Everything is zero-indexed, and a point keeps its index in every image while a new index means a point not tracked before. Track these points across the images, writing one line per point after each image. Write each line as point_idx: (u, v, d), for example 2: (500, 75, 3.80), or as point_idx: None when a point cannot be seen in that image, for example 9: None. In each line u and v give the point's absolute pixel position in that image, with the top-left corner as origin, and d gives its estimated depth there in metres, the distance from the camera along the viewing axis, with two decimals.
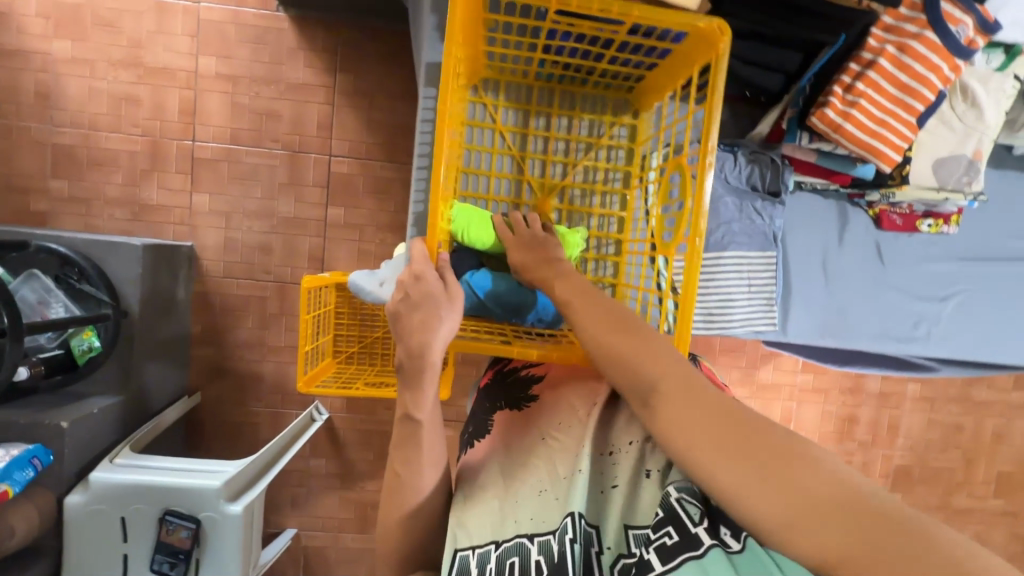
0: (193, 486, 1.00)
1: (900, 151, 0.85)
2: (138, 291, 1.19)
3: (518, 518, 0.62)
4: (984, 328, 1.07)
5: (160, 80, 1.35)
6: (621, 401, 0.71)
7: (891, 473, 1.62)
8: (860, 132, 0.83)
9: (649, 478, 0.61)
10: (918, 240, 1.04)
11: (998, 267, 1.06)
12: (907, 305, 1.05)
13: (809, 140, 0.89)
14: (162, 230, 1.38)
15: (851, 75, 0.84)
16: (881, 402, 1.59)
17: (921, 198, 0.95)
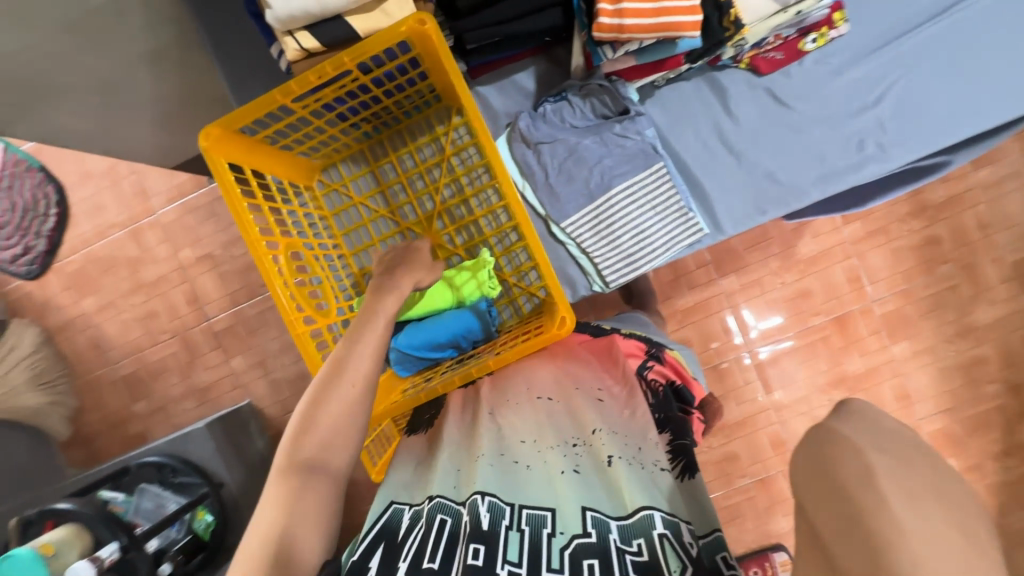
0: None
1: (696, 11, 0.81)
2: (222, 465, 1.36)
3: (457, 484, 0.73)
4: (940, 103, 0.95)
5: (162, 288, 1.56)
6: (595, 393, 0.79)
7: (1014, 274, 1.37)
8: (643, 18, 0.80)
9: (611, 465, 0.69)
10: (812, 62, 0.98)
11: (913, 36, 0.96)
12: (839, 129, 0.98)
13: (612, 50, 0.87)
14: (223, 401, 1.58)
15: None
16: (955, 207, 1.36)
17: (771, 25, 0.90)
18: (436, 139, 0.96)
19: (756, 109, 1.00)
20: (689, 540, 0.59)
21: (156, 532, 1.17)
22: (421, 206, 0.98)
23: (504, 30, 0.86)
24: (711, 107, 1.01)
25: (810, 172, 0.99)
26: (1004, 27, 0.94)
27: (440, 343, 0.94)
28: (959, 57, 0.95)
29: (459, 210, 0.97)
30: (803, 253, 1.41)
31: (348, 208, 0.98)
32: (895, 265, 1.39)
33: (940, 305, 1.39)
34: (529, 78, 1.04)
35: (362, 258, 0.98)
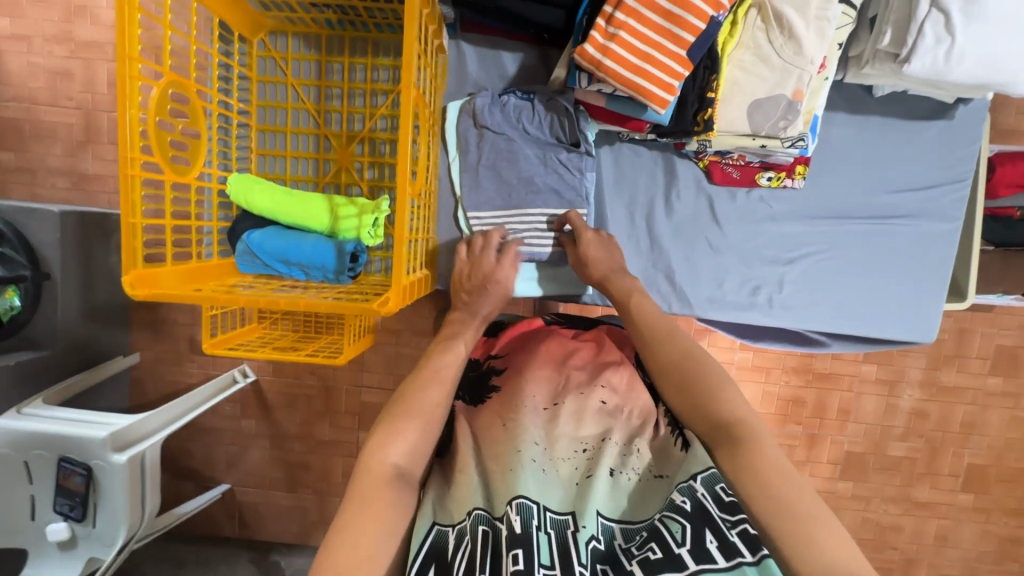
0: (81, 436, 1.06)
1: (669, 90, 0.82)
2: (60, 258, 1.27)
3: (492, 498, 0.74)
4: (834, 292, 1.05)
5: (90, 54, 1.40)
6: (597, 396, 0.87)
7: (842, 462, 1.50)
8: (621, 69, 0.81)
9: (615, 474, 0.77)
10: (758, 196, 1.04)
11: (845, 225, 1.05)
12: (747, 268, 1.05)
13: (587, 81, 0.87)
14: (98, 199, 1.45)
15: (613, 4, 0.81)
16: (831, 383, 1.47)
17: (738, 144, 0.93)
18: (397, 69, 0.90)
19: (693, 211, 1.04)
20: (684, 501, 0.71)
21: None
22: (350, 122, 0.92)
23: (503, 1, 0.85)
24: (655, 185, 1.04)
25: (705, 289, 1.06)
26: (914, 258, 1.05)
27: (289, 263, 0.70)
28: (869, 263, 1.05)
29: (383, 149, 0.92)
30: None
31: (276, 85, 0.90)
32: (758, 405, 1.48)
33: None
34: (514, 62, 1.01)
35: (266, 139, 0.91)
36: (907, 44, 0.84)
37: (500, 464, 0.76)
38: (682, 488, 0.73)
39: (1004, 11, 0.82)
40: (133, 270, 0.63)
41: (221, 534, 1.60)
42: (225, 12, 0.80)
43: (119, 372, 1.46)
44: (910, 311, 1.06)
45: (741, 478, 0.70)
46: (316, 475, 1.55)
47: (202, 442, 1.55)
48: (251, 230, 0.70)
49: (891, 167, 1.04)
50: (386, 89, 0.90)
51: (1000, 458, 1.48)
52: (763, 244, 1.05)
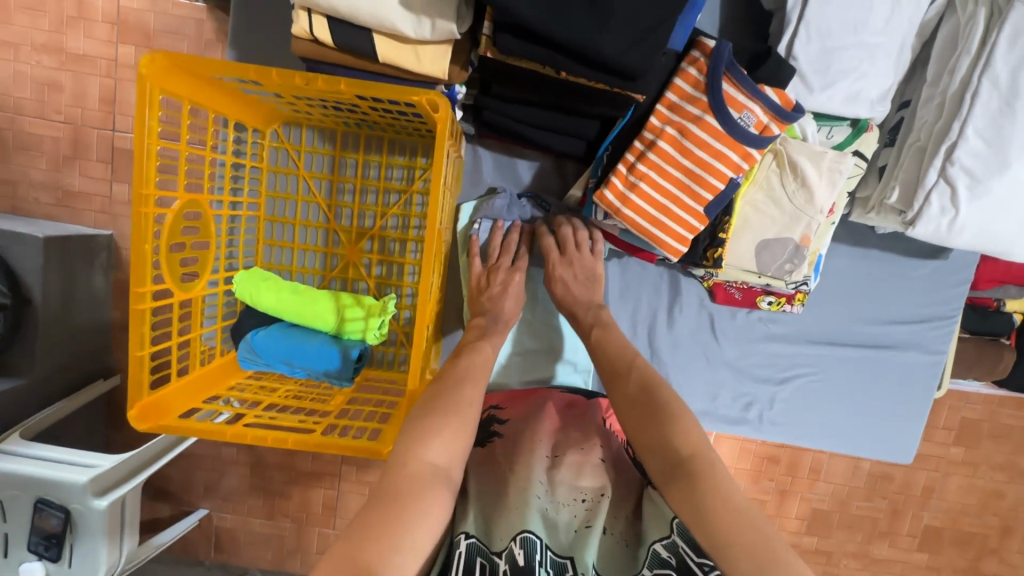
0: (62, 480, 1.05)
1: (683, 241, 0.89)
2: (42, 284, 1.22)
3: (496, 533, 0.77)
4: (822, 413, 1.11)
5: (81, 67, 1.35)
6: (595, 457, 0.89)
7: (808, 518, 1.56)
8: (639, 218, 0.88)
9: (607, 533, 0.79)
10: (757, 316, 1.07)
11: (838, 349, 1.09)
12: (740, 385, 1.10)
13: (603, 216, 0.95)
14: (83, 217, 1.40)
15: (635, 154, 0.88)
16: (804, 444, 1.52)
17: (743, 277, 0.98)
18: (412, 169, 0.89)
19: (693, 326, 1.08)
20: (668, 555, 0.72)
21: None
22: (361, 219, 0.91)
23: (528, 132, 0.91)
24: (659, 298, 1.07)
25: (699, 402, 1.10)
26: (899, 385, 1.11)
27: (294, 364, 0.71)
28: (859, 387, 1.10)
29: (393, 248, 0.92)
30: None
31: (286, 178, 0.89)
32: (735, 460, 1.52)
33: None
34: (529, 171, 1.05)
35: (273, 229, 0.89)
36: (914, 208, 0.91)
37: (505, 508, 0.79)
38: (668, 542, 0.74)
39: (1009, 191, 0.88)
40: (138, 403, 0.70)
41: (196, 556, 1.59)
42: (240, 112, 0.80)
43: (98, 395, 1.43)
44: (887, 432, 1.13)
45: (701, 520, 0.66)
46: (295, 505, 1.55)
47: (181, 467, 1.53)
48: (256, 329, 0.70)
49: (883, 299, 1.08)
50: (400, 189, 0.90)
51: (955, 521, 1.56)
52: (758, 360, 1.09)
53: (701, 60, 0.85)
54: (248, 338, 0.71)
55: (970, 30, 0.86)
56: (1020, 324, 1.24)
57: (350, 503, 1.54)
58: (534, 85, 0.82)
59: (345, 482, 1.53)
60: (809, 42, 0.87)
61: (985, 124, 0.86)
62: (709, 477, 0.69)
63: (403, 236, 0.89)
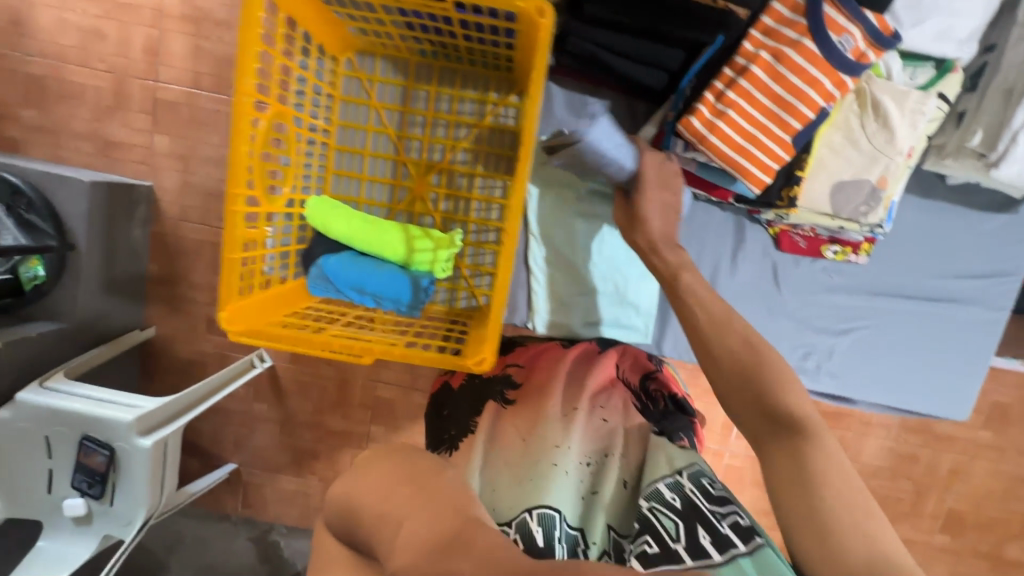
0: (108, 417, 1.06)
1: (768, 172, 0.89)
2: (87, 229, 1.23)
3: (509, 505, 0.82)
4: (881, 366, 1.12)
5: (126, 17, 1.34)
6: (599, 414, 0.93)
7: None
8: (724, 146, 0.88)
9: (625, 487, 0.84)
10: (821, 266, 1.09)
11: (899, 302, 1.10)
12: (800, 334, 1.11)
13: (683, 147, 0.94)
14: (123, 168, 1.41)
15: (725, 82, 0.88)
16: (832, 421, 1.52)
17: (817, 221, 0.98)
18: (483, 102, 0.90)
19: (755, 273, 1.10)
20: (672, 498, 0.76)
21: None
22: (430, 152, 0.91)
23: (609, 57, 0.93)
24: (724, 246, 1.09)
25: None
26: (962, 344, 1.11)
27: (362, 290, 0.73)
28: (918, 342, 1.11)
29: (460, 183, 0.92)
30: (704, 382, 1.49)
31: (358, 108, 0.90)
32: None
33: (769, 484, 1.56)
34: (600, 110, 1.05)
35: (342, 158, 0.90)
36: (998, 149, 0.89)
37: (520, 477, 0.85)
38: (671, 484, 0.78)
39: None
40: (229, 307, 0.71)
41: (223, 510, 1.62)
42: (322, 33, 0.81)
43: (134, 346, 1.44)
44: (948, 389, 1.13)
45: (806, 482, 0.66)
46: (323, 463, 1.57)
47: (212, 421, 1.55)
48: (328, 255, 0.71)
49: (948, 254, 1.08)
50: (471, 123, 0.89)
51: (979, 505, 1.56)
52: (819, 311, 1.11)
53: None
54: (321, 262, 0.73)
55: None
56: None
57: None
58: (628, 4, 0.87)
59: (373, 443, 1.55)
60: None
61: None
62: (818, 445, 0.69)
63: (473, 170, 0.89)
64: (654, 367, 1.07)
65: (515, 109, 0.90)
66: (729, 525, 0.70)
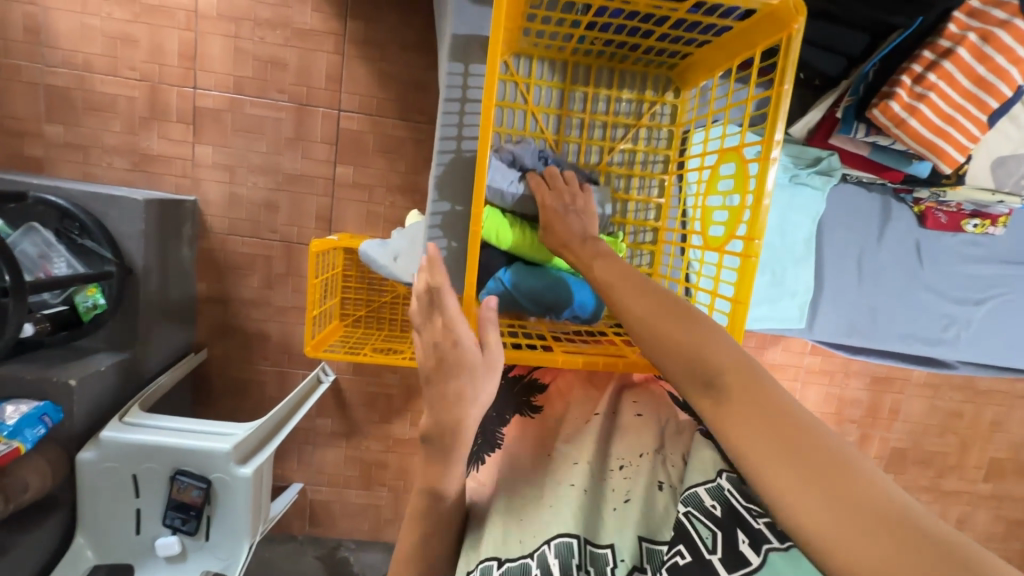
0: (205, 448, 1.00)
1: (962, 151, 0.88)
2: (142, 250, 1.16)
3: (521, 539, 0.65)
4: (1014, 332, 1.15)
5: (157, 19, 1.25)
6: (631, 410, 0.78)
7: (886, 456, 1.64)
8: (923, 128, 0.86)
9: (661, 489, 0.67)
10: (961, 240, 1.11)
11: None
12: (941, 307, 1.13)
13: (865, 133, 0.92)
14: (164, 183, 1.32)
15: (924, 65, 0.87)
16: (886, 386, 1.59)
17: (975, 197, 1.02)
18: (641, 101, 0.86)
19: (898, 249, 1.11)
20: (711, 503, 0.60)
21: (40, 289, 0.97)
22: (586, 155, 0.87)
23: (805, 50, 0.92)
24: (869, 224, 1.10)
25: (898, 327, 1.13)
26: None
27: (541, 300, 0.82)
28: None
29: (617, 184, 0.89)
30: (767, 358, 1.53)
31: (512, 112, 0.84)
32: (820, 405, 1.58)
33: None
34: None
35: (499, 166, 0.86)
36: None
37: (539, 501, 0.69)
38: (710, 488, 0.62)
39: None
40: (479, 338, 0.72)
41: (289, 532, 1.56)
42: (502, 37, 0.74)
43: (189, 370, 1.37)
44: None
45: (816, 479, 0.45)
46: (393, 473, 1.53)
47: None
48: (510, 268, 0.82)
49: None
50: (630, 123, 0.86)
51: (1017, 453, 1.67)
52: (956, 282, 1.13)
53: None
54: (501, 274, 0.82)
55: None
56: None
57: None
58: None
59: None
60: None
61: None
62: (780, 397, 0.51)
63: (634, 171, 0.86)
64: None
65: (670, 106, 0.88)
66: (767, 522, 0.56)
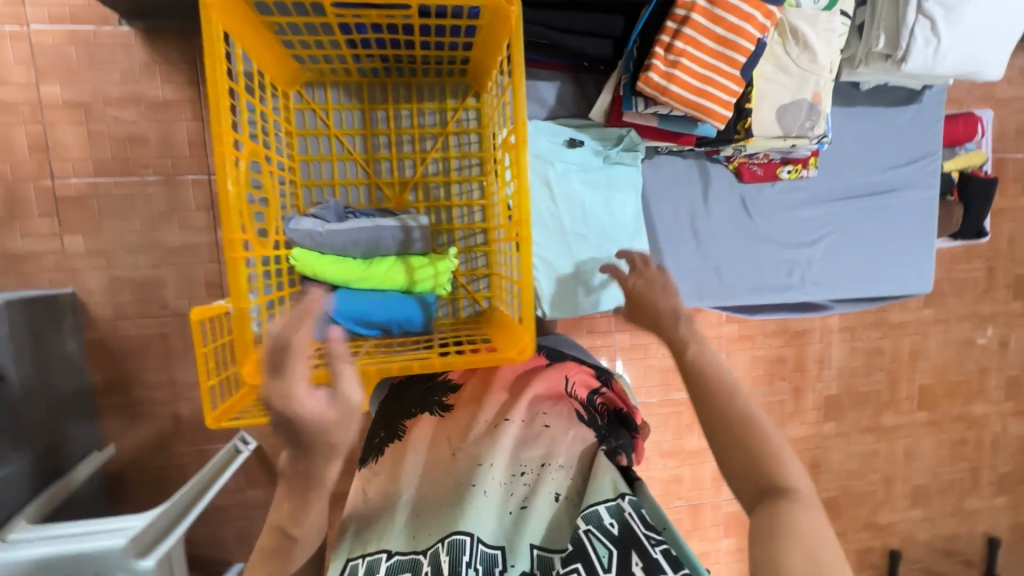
0: (97, 549, 0.94)
1: (727, 107, 0.94)
2: (12, 355, 1.10)
3: (425, 532, 0.71)
4: (855, 264, 1.20)
5: (2, 118, 1.22)
6: (539, 422, 0.85)
7: (823, 405, 1.67)
8: (685, 92, 0.91)
9: (556, 501, 0.76)
10: (780, 188, 1.16)
11: (852, 204, 1.20)
12: (780, 254, 1.17)
13: (645, 104, 0.96)
14: (36, 281, 1.27)
15: (670, 34, 0.92)
16: (806, 338, 1.64)
17: (770, 145, 1.05)
18: (444, 110, 0.88)
19: (726, 207, 1.15)
20: (610, 522, 0.70)
21: None
22: (400, 169, 0.88)
23: (557, 36, 0.91)
24: (693, 189, 1.14)
25: (747, 281, 1.16)
26: (912, 222, 1.23)
27: (370, 321, 0.69)
28: (878, 233, 1.21)
29: (437, 193, 0.89)
30: None
31: (318, 138, 0.85)
32: (749, 369, 1.61)
33: (768, 412, 1.64)
34: (552, 92, 1.04)
35: (311, 194, 0.85)
36: (902, 46, 1.00)
37: (448, 503, 0.74)
38: (609, 506, 0.72)
39: (973, 12, 1.01)
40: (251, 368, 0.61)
41: None
42: (271, 67, 0.76)
43: (96, 469, 1.29)
44: (909, 269, 1.24)
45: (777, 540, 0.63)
46: None
47: (207, 525, 1.41)
48: (333, 298, 0.67)
49: (881, 150, 1.20)
50: (436, 132, 0.88)
51: (942, 376, 1.74)
52: (788, 228, 1.18)
53: None
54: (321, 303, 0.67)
55: None
56: (958, 180, 1.39)
57: None
58: None
59: None
60: None
61: None
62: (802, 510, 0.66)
63: (449, 178, 0.87)
64: (598, 383, 0.99)
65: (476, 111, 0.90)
66: (660, 552, 0.66)
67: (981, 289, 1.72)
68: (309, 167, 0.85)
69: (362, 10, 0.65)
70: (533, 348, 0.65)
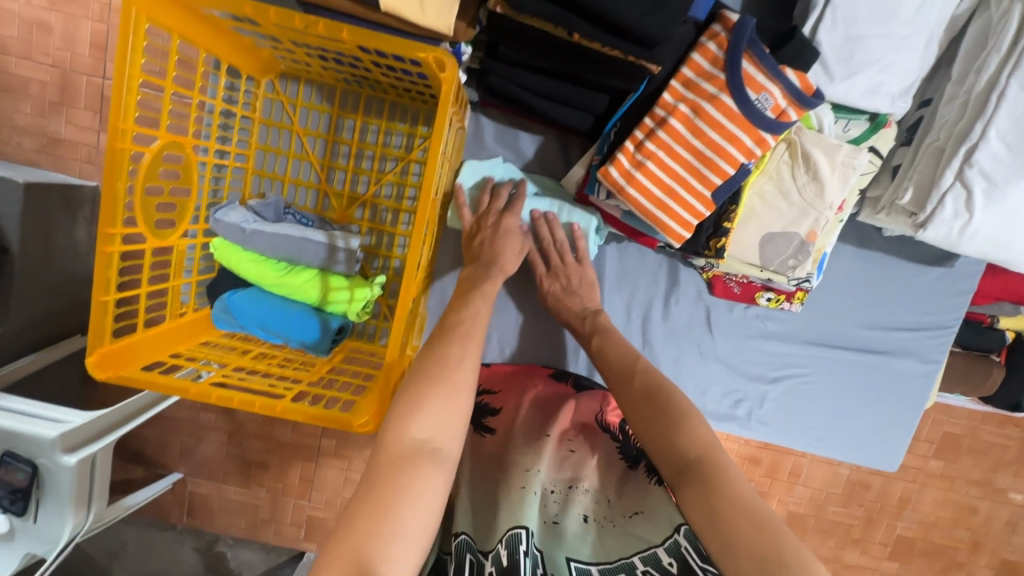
0: (32, 433, 1.01)
1: (686, 226, 0.89)
2: (21, 232, 1.18)
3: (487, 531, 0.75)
4: (811, 414, 1.14)
5: (73, 9, 1.29)
6: (566, 445, 0.90)
7: (784, 519, 1.56)
8: (643, 198, 0.88)
9: (587, 521, 0.78)
10: (755, 311, 1.10)
11: (831, 352, 1.12)
12: (731, 381, 1.12)
13: (605, 195, 0.94)
14: (67, 166, 1.35)
15: (644, 131, 0.88)
16: (787, 447, 1.52)
17: (744, 270, 0.99)
18: (411, 136, 0.92)
19: (688, 316, 1.10)
20: (668, 562, 0.69)
21: None
22: (354, 183, 0.94)
23: (538, 104, 0.90)
24: (656, 287, 1.09)
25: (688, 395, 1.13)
26: (894, 388, 1.13)
27: (269, 329, 0.76)
28: (851, 391, 1.13)
29: (383, 217, 0.94)
30: None
31: (279, 133, 0.91)
32: None
33: None
34: (532, 144, 1.04)
35: (260, 183, 0.91)
36: (926, 210, 0.88)
37: (496, 505, 0.78)
38: (668, 546, 0.70)
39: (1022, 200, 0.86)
40: (99, 350, 0.68)
41: (167, 520, 1.58)
42: (235, 57, 0.81)
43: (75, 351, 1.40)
44: (879, 436, 1.16)
45: (717, 531, 0.64)
46: (272, 474, 1.53)
47: (158, 430, 1.51)
48: (233, 291, 0.75)
49: (884, 305, 1.10)
50: (397, 155, 0.92)
51: (928, 533, 1.58)
52: (752, 357, 1.12)
53: (723, 35, 0.84)
54: (225, 297, 0.76)
55: (999, 30, 0.83)
56: (1011, 342, 1.22)
57: (328, 475, 1.52)
58: (535, 48, 0.83)
59: (324, 456, 1.51)
60: (834, 29, 0.85)
61: (1008, 127, 0.83)
62: (724, 478, 0.69)
63: (396, 205, 0.92)
64: None
65: None
66: None
67: (1005, 459, 1.53)
68: (264, 158, 0.92)
69: (308, 36, 0.68)
70: (377, 428, 0.71)
